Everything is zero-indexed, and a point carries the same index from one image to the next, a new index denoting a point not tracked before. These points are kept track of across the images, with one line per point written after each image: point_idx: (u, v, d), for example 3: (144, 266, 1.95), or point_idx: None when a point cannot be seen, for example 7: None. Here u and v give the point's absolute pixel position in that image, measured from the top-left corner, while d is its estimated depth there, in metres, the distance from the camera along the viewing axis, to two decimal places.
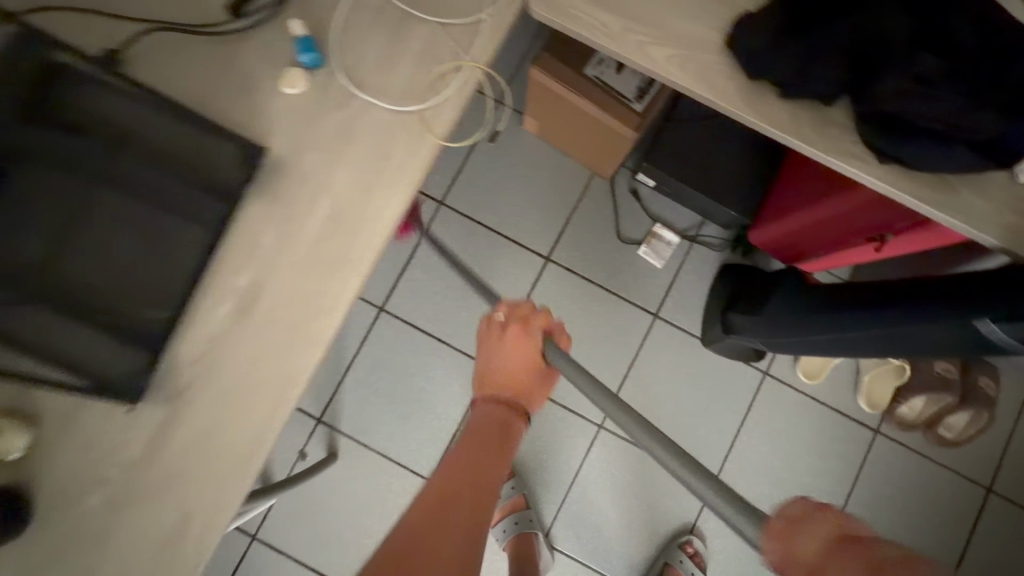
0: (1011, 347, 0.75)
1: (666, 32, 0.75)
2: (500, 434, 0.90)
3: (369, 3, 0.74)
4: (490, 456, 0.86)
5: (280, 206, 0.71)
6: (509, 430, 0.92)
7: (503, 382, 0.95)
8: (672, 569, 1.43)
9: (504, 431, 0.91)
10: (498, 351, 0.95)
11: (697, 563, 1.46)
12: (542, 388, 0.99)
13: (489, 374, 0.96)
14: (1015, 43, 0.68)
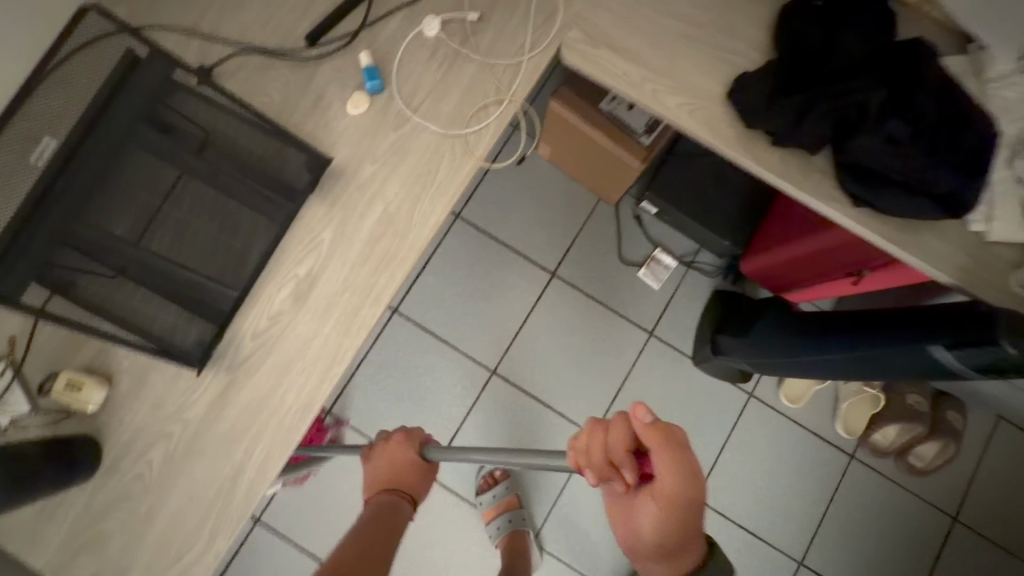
0: (960, 372, 0.86)
1: (677, 83, 0.88)
2: (385, 524, 0.95)
3: (426, 40, 0.87)
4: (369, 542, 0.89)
5: (340, 208, 0.83)
6: (394, 518, 0.97)
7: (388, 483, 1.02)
8: None
9: (387, 524, 0.94)
10: (383, 456, 1.05)
11: None
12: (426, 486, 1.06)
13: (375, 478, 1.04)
14: (972, 112, 0.79)
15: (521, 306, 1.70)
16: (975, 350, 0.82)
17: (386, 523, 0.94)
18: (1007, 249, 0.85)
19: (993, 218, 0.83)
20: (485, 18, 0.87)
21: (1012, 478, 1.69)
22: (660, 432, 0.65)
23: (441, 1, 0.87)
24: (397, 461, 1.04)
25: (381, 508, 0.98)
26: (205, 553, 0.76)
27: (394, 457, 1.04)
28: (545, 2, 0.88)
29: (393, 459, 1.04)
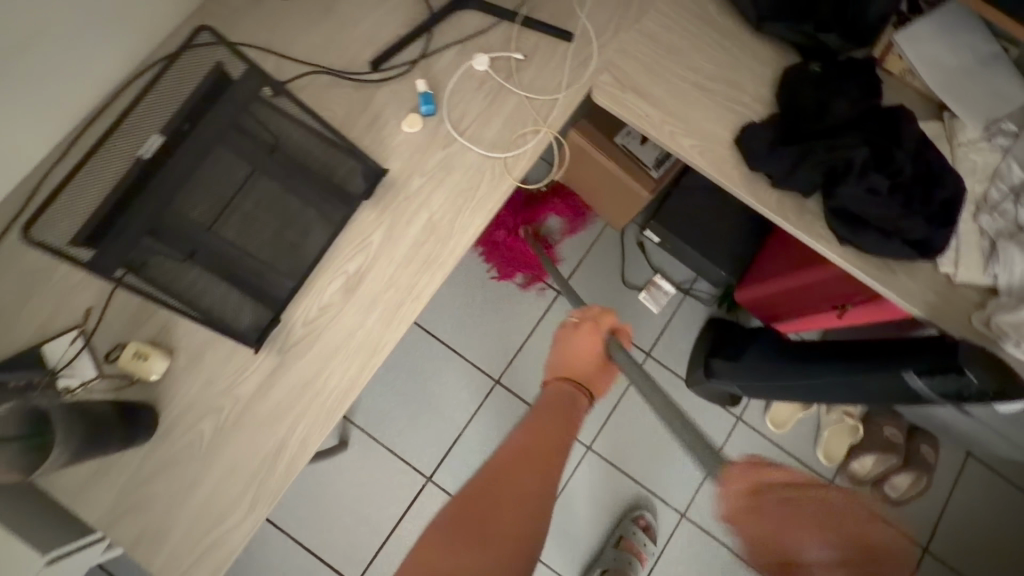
0: (929, 397, 0.96)
1: (692, 127, 1.00)
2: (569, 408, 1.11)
3: (475, 73, 0.98)
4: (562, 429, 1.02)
5: (389, 214, 0.92)
6: (574, 405, 1.13)
7: (574, 370, 1.18)
8: (626, 540, 1.63)
9: (576, 405, 1.12)
10: (575, 343, 1.20)
11: (649, 535, 1.65)
12: (604, 383, 1.22)
13: (570, 365, 1.19)
14: (943, 171, 0.92)
15: (528, 319, 1.80)
16: (938, 375, 0.92)
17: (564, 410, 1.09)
18: (972, 290, 0.97)
19: (959, 263, 0.95)
20: (528, 58, 0.99)
21: (981, 513, 1.78)
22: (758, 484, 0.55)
23: (490, 41, 0.99)
24: (589, 347, 1.20)
25: (570, 394, 1.14)
26: (242, 522, 0.83)
27: (589, 343, 1.20)
28: (581, 49, 1.01)
29: (587, 345, 1.20)
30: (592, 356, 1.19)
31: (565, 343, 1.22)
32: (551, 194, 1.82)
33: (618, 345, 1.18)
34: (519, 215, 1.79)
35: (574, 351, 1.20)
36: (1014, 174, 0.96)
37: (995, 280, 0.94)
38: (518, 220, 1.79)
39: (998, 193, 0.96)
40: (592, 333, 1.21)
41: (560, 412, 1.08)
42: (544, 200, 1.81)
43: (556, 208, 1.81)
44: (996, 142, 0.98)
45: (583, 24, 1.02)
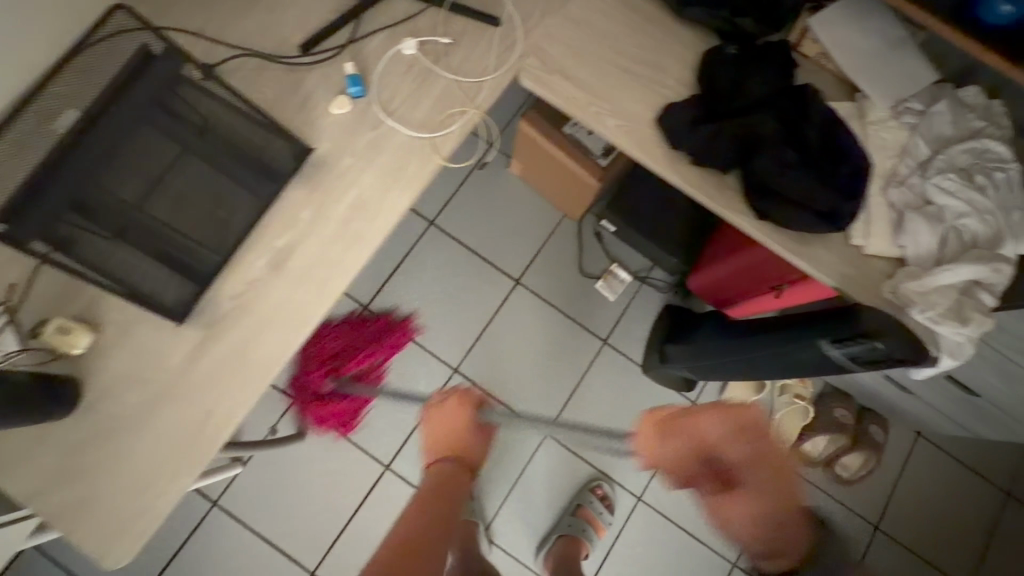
0: (845, 365, 1.00)
1: (616, 107, 1.04)
2: (445, 489, 1.26)
3: (404, 57, 1.01)
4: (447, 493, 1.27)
5: (317, 192, 0.95)
6: (454, 483, 1.28)
7: (452, 446, 1.35)
8: (583, 509, 1.67)
9: (452, 485, 1.28)
10: (444, 417, 1.40)
11: (606, 505, 1.69)
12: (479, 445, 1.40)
13: (446, 441, 1.37)
14: (849, 146, 0.97)
15: (484, 311, 1.82)
16: (851, 343, 0.96)
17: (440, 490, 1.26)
18: (882, 261, 1.01)
19: (868, 235, 1.00)
20: (456, 41, 1.02)
21: (931, 492, 1.82)
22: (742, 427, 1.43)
23: (419, 25, 1.02)
24: (456, 422, 1.38)
25: (451, 473, 1.29)
26: (167, 489, 0.84)
27: (457, 420, 1.38)
28: (507, 33, 1.04)
29: (455, 423, 1.38)
30: (467, 427, 1.41)
31: (443, 417, 1.42)
32: (377, 325, 1.76)
33: (486, 411, 1.40)
34: (339, 343, 1.73)
35: (445, 431, 1.37)
36: (920, 151, 1.01)
37: (903, 250, 0.99)
38: (337, 350, 1.73)
39: (905, 170, 1.01)
40: (461, 406, 1.44)
41: (443, 489, 1.27)
42: (365, 333, 1.75)
43: (379, 343, 1.75)
44: (903, 120, 1.03)
45: (510, 8, 1.05)
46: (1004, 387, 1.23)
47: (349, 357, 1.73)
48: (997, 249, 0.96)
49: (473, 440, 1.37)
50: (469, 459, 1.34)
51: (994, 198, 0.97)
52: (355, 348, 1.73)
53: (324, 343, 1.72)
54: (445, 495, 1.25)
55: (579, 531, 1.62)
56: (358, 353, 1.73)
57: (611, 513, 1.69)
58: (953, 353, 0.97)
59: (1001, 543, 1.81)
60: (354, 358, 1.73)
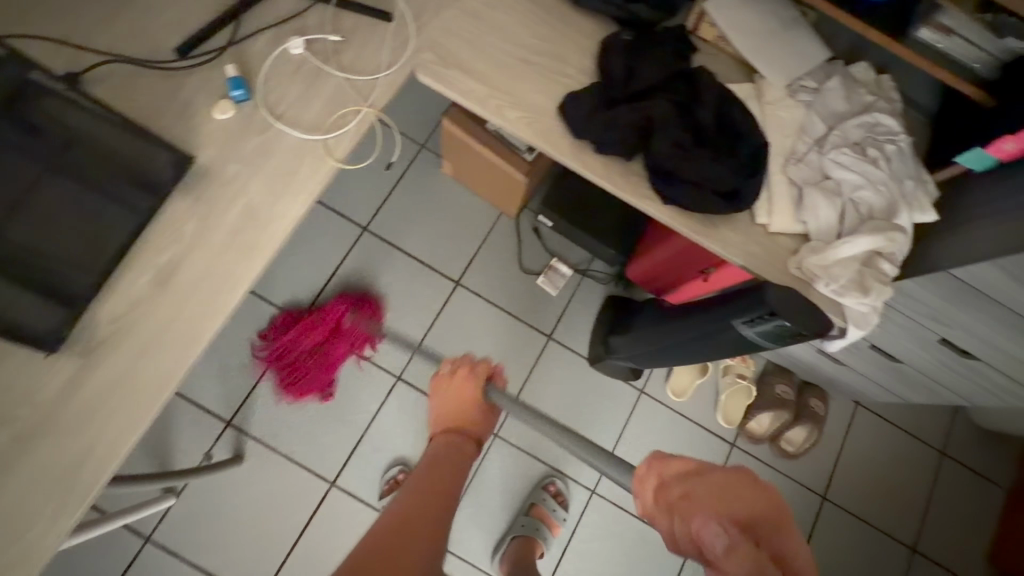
0: (759, 342, 1.02)
1: (517, 100, 1.02)
2: (455, 455, 1.20)
3: (292, 57, 0.97)
4: (454, 467, 1.17)
5: (203, 202, 0.90)
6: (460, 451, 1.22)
7: (460, 415, 1.29)
8: (537, 508, 1.65)
9: (461, 455, 1.21)
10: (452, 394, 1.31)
11: (560, 502, 1.68)
12: (488, 421, 1.33)
13: (453, 414, 1.29)
14: (744, 126, 0.98)
15: (425, 314, 1.78)
16: (762, 321, 0.97)
17: (453, 455, 1.20)
18: (787, 238, 1.03)
19: (772, 213, 1.01)
20: (347, 38, 0.99)
21: (872, 458, 1.88)
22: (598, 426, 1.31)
23: (306, 24, 0.99)
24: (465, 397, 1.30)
25: (456, 444, 1.22)
26: (46, 532, 0.78)
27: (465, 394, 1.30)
28: (400, 27, 1.01)
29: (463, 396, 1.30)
30: (471, 401, 1.31)
31: (447, 393, 1.32)
32: (334, 310, 1.69)
33: (494, 390, 1.30)
34: (299, 339, 1.67)
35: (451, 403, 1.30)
36: (816, 128, 1.03)
37: (806, 226, 1.01)
38: (298, 346, 1.67)
39: (803, 147, 1.03)
40: (468, 380, 1.33)
41: (446, 460, 1.19)
42: (322, 324, 1.68)
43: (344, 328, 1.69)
44: (798, 98, 1.05)
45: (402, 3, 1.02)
46: (919, 351, 1.27)
47: (313, 351, 1.67)
48: (891, 219, 0.99)
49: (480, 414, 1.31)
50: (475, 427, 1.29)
51: (887, 169, 1.00)
52: (316, 341, 1.67)
53: (281, 342, 1.66)
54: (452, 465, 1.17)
55: (534, 530, 1.60)
56: (320, 347, 1.67)
57: (565, 510, 1.68)
58: (859, 324, 1.00)
59: (940, 501, 1.88)
60: (317, 351, 1.67)
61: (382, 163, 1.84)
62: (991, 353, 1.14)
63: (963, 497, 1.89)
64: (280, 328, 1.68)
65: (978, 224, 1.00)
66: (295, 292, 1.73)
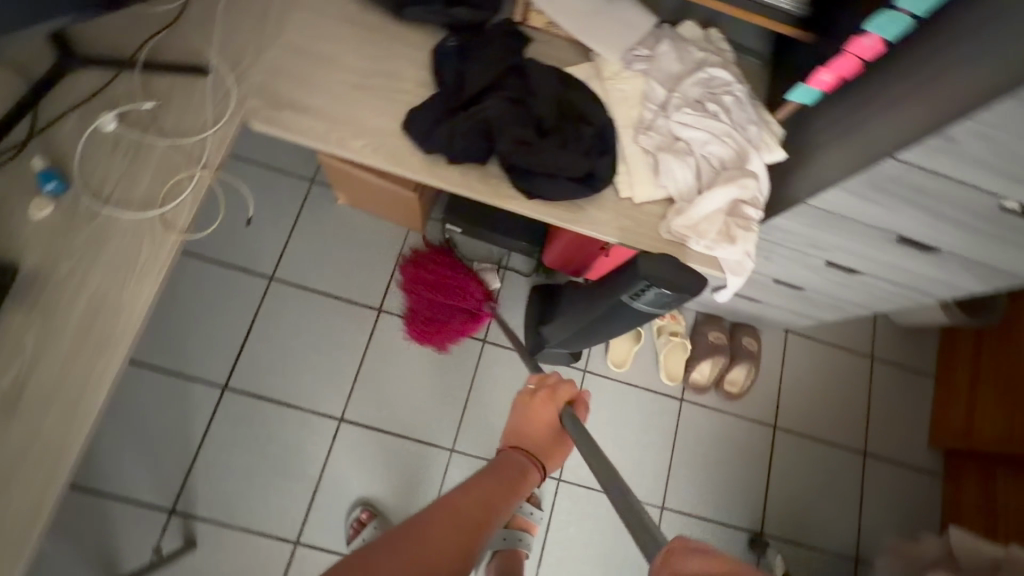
0: (649, 311, 1.06)
1: (359, 126, 0.99)
2: (517, 474, 0.91)
3: (107, 135, 0.92)
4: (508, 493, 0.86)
5: (39, 309, 0.84)
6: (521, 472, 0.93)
7: (529, 438, 1.01)
8: (520, 518, 1.59)
9: (523, 477, 0.92)
10: (529, 414, 1.03)
11: (534, 502, 1.66)
12: (556, 456, 1.02)
13: (524, 433, 1.02)
14: (581, 108, 1.01)
15: (353, 348, 1.71)
16: (645, 291, 1.00)
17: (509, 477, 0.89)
18: (654, 205, 1.04)
19: (633, 186, 1.03)
20: (163, 104, 0.94)
21: (811, 379, 1.95)
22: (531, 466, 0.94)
23: (115, 98, 0.93)
24: (544, 423, 1.02)
25: (522, 464, 0.94)
26: None
27: (544, 415, 1.03)
28: (219, 80, 0.98)
29: (542, 418, 1.02)
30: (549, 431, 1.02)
31: (522, 413, 1.04)
32: (440, 262, 1.74)
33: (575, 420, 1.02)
34: (431, 303, 1.71)
35: (525, 421, 1.02)
36: (657, 94, 1.05)
37: (667, 190, 1.03)
38: (431, 302, 1.71)
39: (650, 114, 1.05)
40: (547, 405, 1.04)
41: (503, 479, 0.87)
42: (424, 275, 1.72)
43: (461, 275, 1.73)
44: (635, 68, 1.07)
45: (215, 57, 0.99)
46: (811, 274, 1.33)
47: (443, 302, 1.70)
48: (744, 166, 1.02)
49: (549, 442, 1.01)
50: (540, 453, 0.99)
51: (729, 120, 1.03)
52: (438, 288, 1.71)
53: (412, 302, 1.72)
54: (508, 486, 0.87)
55: (515, 539, 1.54)
56: (445, 284, 1.71)
57: (539, 508, 1.66)
58: (735, 271, 1.03)
59: (879, 403, 1.95)
60: (450, 292, 1.70)
61: (245, 221, 1.75)
62: (866, 265, 1.21)
63: (904, 392, 1.97)
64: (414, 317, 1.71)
65: (825, 153, 1.04)
66: (211, 360, 1.64)
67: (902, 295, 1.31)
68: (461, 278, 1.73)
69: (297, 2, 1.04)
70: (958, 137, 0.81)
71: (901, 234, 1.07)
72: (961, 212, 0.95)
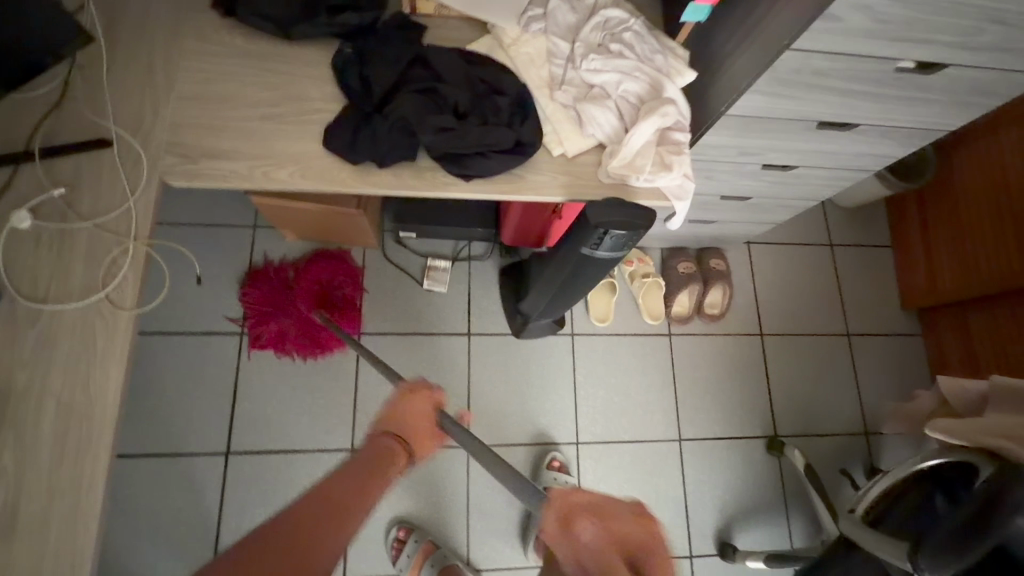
0: (611, 255, 1.09)
1: (281, 157, 0.97)
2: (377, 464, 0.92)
3: (24, 233, 0.88)
4: (373, 480, 0.89)
5: (7, 426, 0.81)
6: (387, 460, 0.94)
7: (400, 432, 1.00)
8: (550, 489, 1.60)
9: (384, 469, 0.92)
10: (404, 414, 1.02)
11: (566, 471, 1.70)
12: (431, 443, 1.04)
13: (398, 423, 1.01)
14: (491, 81, 1.02)
15: (344, 378, 1.70)
16: (602, 238, 1.03)
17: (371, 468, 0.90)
18: (589, 155, 1.06)
19: (563, 141, 1.04)
20: (75, 188, 0.91)
21: (783, 280, 2.03)
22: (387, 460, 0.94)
23: (22, 194, 0.90)
24: (416, 420, 1.02)
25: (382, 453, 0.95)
26: None
27: (419, 414, 1.03)
28: (125, 148, 0.95)
29: (418, 416, 1.03)
30: (424, 426, 1.03)
31: (394, 410, 1.03)
32: (310, 272, 1.72)
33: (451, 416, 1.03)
34: (274, 316, 1.67)
35: (402, 418, 1.02)
36: (561, 48, 1.06)
37: (597, 137, 1.05)
38: (291, 311, 1.68)
39: (560, 69, 1.06)
40: (419, 403, 1.04)
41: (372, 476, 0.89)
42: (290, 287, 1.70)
43: (324, 283, 1.72)
44: (533, 28, 1.07)
45: (114, 126, 0.95)
46: (753, 182, 1.38)
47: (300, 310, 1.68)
48: (661, 95, 1.05)
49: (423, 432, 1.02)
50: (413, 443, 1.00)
51: (634, 55, 1.06)
52: (284, 296, 1.69)
53: (270, 313, 1.68)
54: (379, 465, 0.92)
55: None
56: (296, 295, 1.69)
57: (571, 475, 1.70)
58: (679, 196, 1.06)
59: (849, 284, 2.05)
60: (298, 298, 1.69)
61: (195, 280, 1.71)
62: (798, 158, 1.26)
63: (867, 268, 2.07)
64: (272, 340, 1.68)
65: (731, 61, 1.07)
66: (205, 430, 1.61)
67: (840, 177, 1.37)
68: (319, 285, 1.72)
69: (180, 50, 1.01)
70: (840, 15, 0.86)
71: (820, 119, 1.12)
72: (866, 80, 1.01)
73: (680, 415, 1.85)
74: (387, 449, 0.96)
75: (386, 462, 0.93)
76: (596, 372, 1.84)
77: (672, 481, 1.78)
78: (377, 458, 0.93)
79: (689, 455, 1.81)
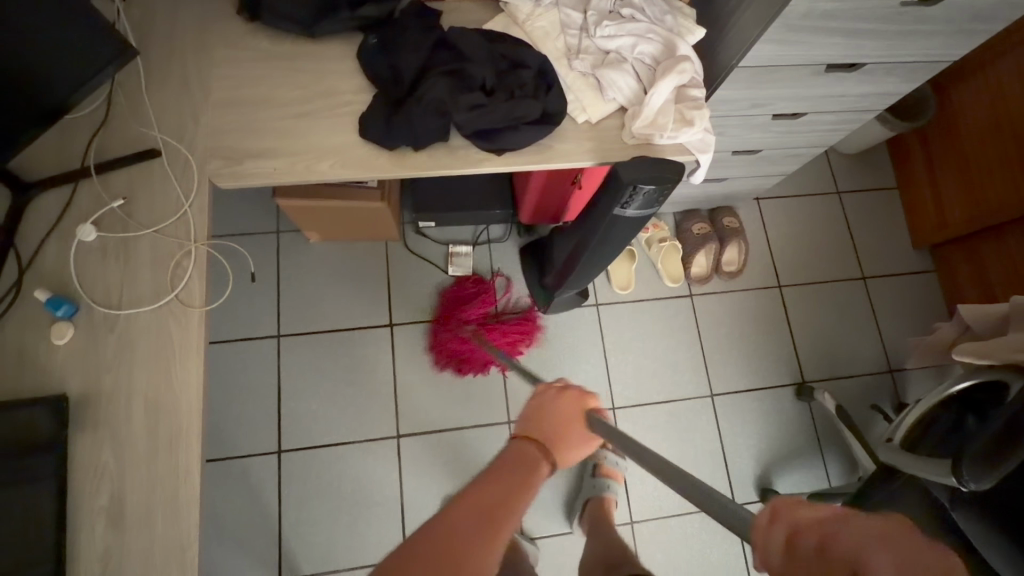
0: (642, 213, 1.13)
1: (320, 150, 1.01)
2: (518, 477, 0.71)
3: (91, 245, 0.92)
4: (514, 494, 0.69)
5: (102, 425, 0.86)
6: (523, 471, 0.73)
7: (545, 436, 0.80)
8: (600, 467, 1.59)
9: (526, 479, 0.71)
10: (552, 408, 0.85)
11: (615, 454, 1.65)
12: (573, 453, 0.83)
13: (540, 423, 0.82)
14: (512, 57, 1.06)
15: (382, 368, 1.75)
16: (634, 196, 1.07)
17: (514, 477, 0.71)
18: (611, 119, 1.09)
19: (585, 108, 1.07)
20: (131, 198, 0.95)
21: (795, 232, 2.07)
22: (525, 467, 0.73)
23: (84, 208, 0.94)
24: (567, 420, 0.84)
25: (523, 464, 0.73)
26: None
27: (573, 409, 0.85)
28: (174, 156, 0.99)
29: (572, 412, 0.85)
30: (573, 425, 0.84)
31: (540, 405, 0.86)
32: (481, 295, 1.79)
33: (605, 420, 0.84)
34: (461, 331, 1.74)
35: (552, 412, 0.84)
36: (574, 18, 1.10)
37: (617, 101, 1.08)
38: (461, 334, 1.74)
39: (575, 39, 1.10)
40: (570, 402, 0.86)
41: (507, 482, 0.69)
42: (456, 308, 1.77)
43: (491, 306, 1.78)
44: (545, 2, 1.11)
45: (159, 136, 0.99)
46: (763, 134, 1.42)
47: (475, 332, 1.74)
48: (675, 53, 1.08)
49: (571, 438, 0.82)
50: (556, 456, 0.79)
51: (646, 18, 1.10)
52: (462, 314, 1.76)
53: (443, 334, 1.75)
54: (515, 487, 0.69)
55: (604, 486, 1.53)
56: (466, 317, 1.76)
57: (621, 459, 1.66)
58: (702, 149, 1.10)
59: (860, 229, 2.09)
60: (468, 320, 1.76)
61: (249, 277, 1.77)
62: (808, 104, 1.30)
63: (876, 211, 2.12)
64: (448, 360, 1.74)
65: (739, 14, 1.10)
66: (255, 432, 1.66)
67: (847, 120, 1.41)
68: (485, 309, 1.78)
69: (211, 58, 1.05)
70: None
71: (828, 62, 1.16)
72: (871, 18, 1.05)
73: (710, 371, 1.90)
74: (529, 454, 0.75)
75: (531, 472, 0.73)
76: (625, 338, 1.89)
77: (708, 434, 1.83)
78: (514, 457, 0.75)
79: (723, 409, 1.86)
